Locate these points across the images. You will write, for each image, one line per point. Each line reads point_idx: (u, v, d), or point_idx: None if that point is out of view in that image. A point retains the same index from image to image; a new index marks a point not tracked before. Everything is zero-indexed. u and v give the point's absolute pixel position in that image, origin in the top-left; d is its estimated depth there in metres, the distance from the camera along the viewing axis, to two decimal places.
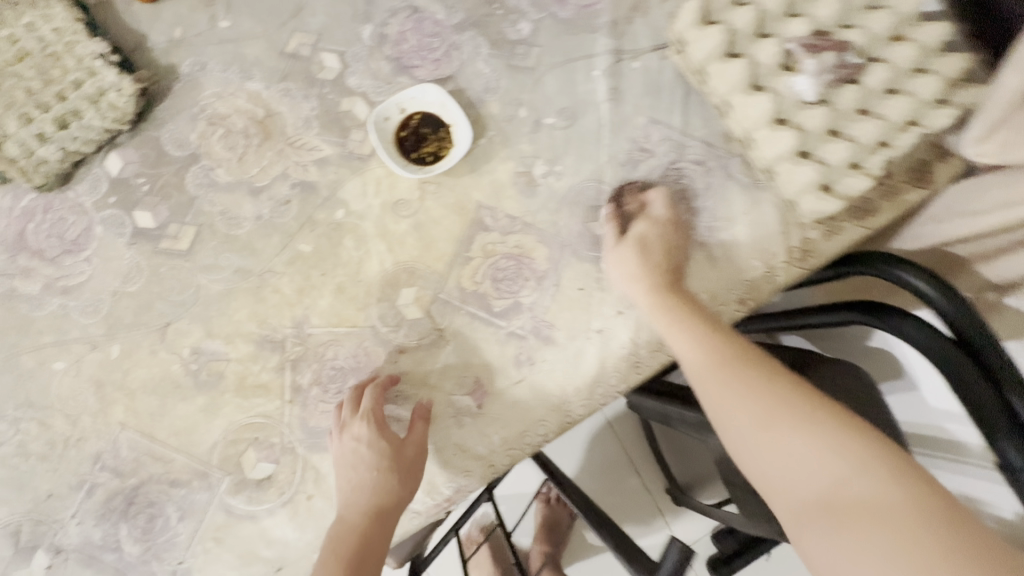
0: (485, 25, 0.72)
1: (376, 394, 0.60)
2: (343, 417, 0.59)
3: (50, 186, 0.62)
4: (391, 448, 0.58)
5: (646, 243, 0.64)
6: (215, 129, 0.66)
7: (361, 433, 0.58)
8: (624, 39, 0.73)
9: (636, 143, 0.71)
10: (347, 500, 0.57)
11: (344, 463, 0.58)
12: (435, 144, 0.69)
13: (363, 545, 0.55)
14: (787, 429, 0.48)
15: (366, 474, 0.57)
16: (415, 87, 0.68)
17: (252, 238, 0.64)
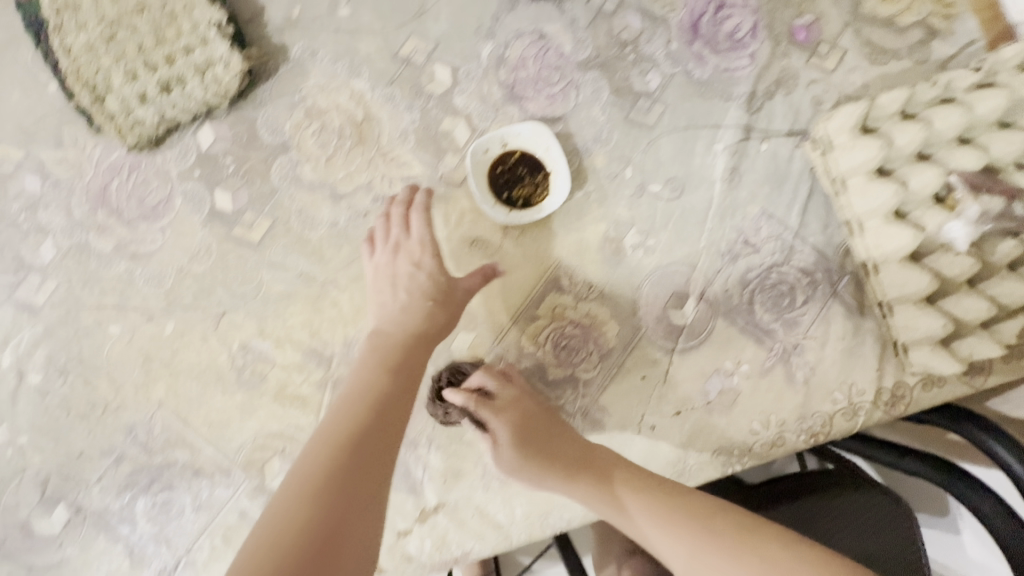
0: (612, 68, 0.66)
1: (429, 226, 0.59)
2: (395, 234, 0.59)
3: (142, 147, 0.61)
4: (443, 283, 0.58)
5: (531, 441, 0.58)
6: (311, 123, 0.63)
7: (421, 260, 0.58)
8: (757, 116, 0.66)
9: (742, 234, 0.65)
10: (387, 313, 0.57)
11: (386, 282, 0.58)
12: (529, 188, 0.64)
13: (406, 359, 0.54)
14: (718, 560, 0.49)
15: (411, 297, 0.57)
16: (524, 125, 0.64)
17: (322, 245, 0.62)
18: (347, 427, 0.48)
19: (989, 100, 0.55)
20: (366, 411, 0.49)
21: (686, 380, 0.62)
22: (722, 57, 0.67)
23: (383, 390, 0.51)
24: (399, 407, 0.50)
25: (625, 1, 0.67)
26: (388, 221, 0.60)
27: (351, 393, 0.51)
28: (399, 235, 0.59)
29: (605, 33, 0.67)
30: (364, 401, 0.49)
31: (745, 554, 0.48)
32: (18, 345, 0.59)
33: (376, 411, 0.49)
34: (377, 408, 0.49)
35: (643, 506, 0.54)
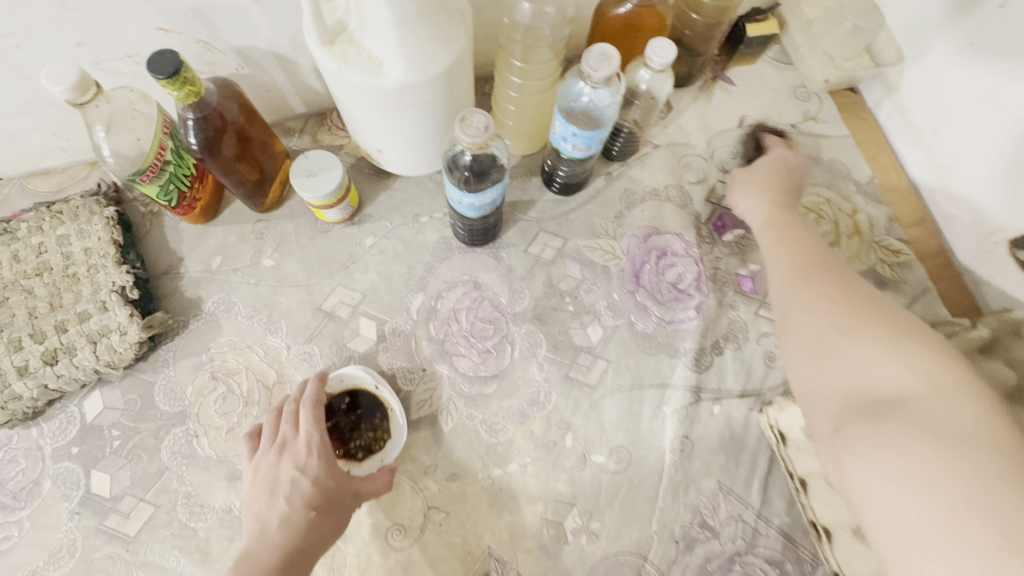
0: (550, 320, 0.62)
1: (320, 422, 0.51)
2: (283, 432, 0.51)
3: (14, 422, 0.54)
4: (333, 488, 0.48)
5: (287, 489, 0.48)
6: (216, 386, 0.57)
7: (306, 462, 0.49)
8: (706, 374, 0.61)
9: (699, 514, 0.57)
10: (265, 535, 0.46)
11: (268, 486, 0.48)
12: (368, 435, 0.56)
13: None
14: (866, 328, 0.43)
15: (293, 508, 0.47)
16: (347, 366, 0.58)
17: (209, 539, 0.53)
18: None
19: None
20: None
21: None
22: (667, 307, 0.64)
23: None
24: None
25: (564, 249, 0.65)
26: (276, 420, 0.53)
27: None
28: (288, 432, 0.51)
29: (543, 282, 0.64)
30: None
31: (904, 339, 0.41)
32: None
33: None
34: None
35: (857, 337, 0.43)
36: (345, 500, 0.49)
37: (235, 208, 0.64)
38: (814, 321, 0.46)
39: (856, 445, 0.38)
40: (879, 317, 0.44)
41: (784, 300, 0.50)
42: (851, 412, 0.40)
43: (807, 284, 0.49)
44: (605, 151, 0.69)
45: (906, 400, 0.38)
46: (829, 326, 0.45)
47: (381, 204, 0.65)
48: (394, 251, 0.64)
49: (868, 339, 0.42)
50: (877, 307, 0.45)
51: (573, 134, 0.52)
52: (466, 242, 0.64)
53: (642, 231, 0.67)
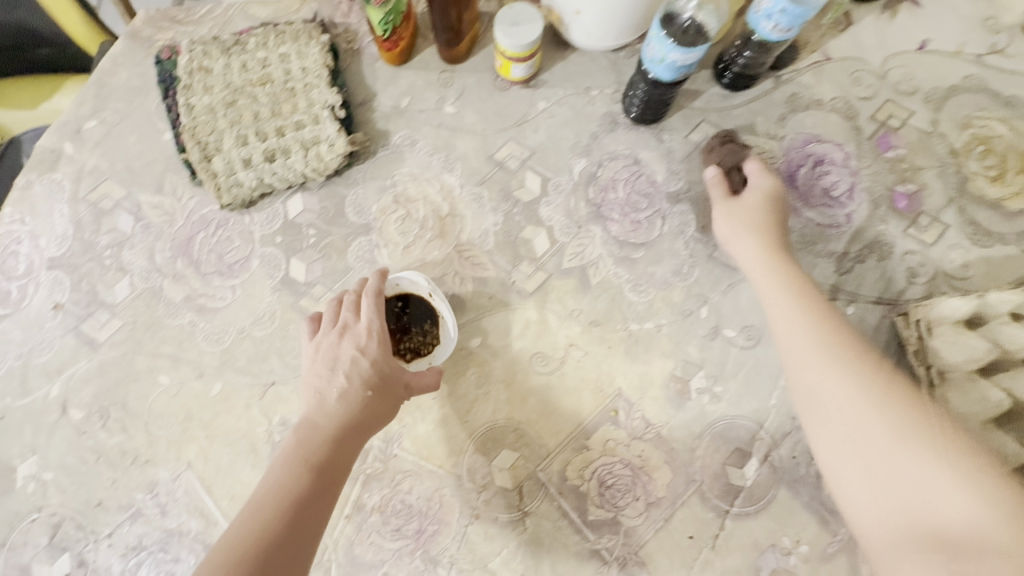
0: (701, 204, 0.66)
1: (380, 313, 0.56)
2: (344, 317, 0.56)
3: (234, 206, 0.63)
4: (389, 372, 0.53)
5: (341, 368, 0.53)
6: (397, 208, 0.64)
7: (365, 345, 0.54)
8: (845, 277, 0.64)
9: None
10: (324, 403, 0.51)
11: (328, 363, 0.54)
12: (417, 339, 0.60)
13: (332, 458, 0.49)
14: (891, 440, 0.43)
15: (351, 384, 0.52)
16: (403, 271, 0.61)
17: None
18: (256, 530, 0.44)
19: None
20: (277, 517, 0.45)
21: (737, 549, 0.57)
22: (816, 211, 0.66)
23: (302, 494, 0.47)
24: (316, 510, 0.47)
25: (723, 141, 0.67)
26: (337, 306, 0.57)
27: (270, 493, 0.46)
28: (349, 318, 0.56)
29: (699, 169, 0.67)
30: (277, 507, 0.45)
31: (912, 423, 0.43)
32: (68, 378, 0.59)
33: (289, 527, 0.45)
34: (287, 520, 0.45)
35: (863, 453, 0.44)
36: (393, 386, 0.53)
37: (424, 57, 0.69)
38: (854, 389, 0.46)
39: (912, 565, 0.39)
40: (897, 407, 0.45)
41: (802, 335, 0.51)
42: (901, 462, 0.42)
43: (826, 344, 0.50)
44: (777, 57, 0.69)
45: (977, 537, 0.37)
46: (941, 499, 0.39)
47: (556, 74, 0.69)
48: (564, 118, 0.68)
49: (888, 426, 0.44)
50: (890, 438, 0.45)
51: (781, 9, 0.53)
52: (632, 119, 0.67)
53: (802, 136, 0.68)
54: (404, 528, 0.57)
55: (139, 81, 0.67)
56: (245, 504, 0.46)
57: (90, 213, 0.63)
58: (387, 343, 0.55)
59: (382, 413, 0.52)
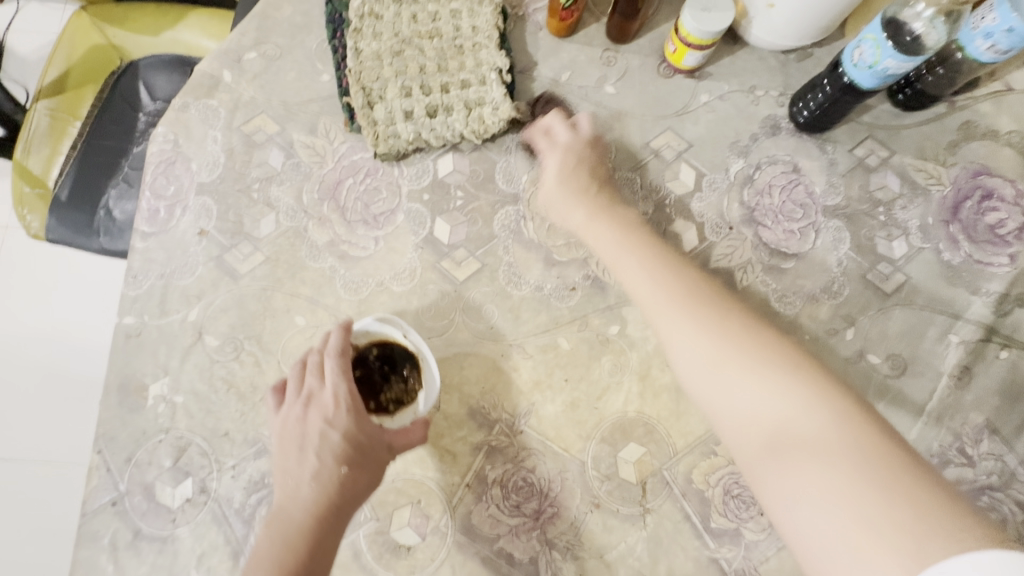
0: (857, 223, 0.63)
1: (346, 376, 0.51)
2: (308, 385, 0.51)
3: (387, 157, 0.62)
4: (366, 439, 0.49)
5: (307, 445, 0.49)
6: (546, 182, 0.63)
7: (334, 416, 0.49)
8: (1002, 319, 0.61)
9: (959, 439, 0.58)
10: (296, 493, 0.47)
11: (295, 443, 0.50)
12: (398, 389, 0.55)
13: (308, 556, 0.45)
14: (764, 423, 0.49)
15: (323, 463, 0.48)
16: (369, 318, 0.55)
17: (521, 305, 0.60)
18: None
19: None
20: None
21: None
22: (979, 247, 0.63)
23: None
24: None
25: (889, 161, 0.65)
26: (301, 371, 0.53)
27: None
28: (313, 385, 0.51)
29: (860, 187, 0.64)
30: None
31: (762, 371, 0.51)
32: (206, 305, 0.59)
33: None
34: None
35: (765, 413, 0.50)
36: (369, 459, 0.49)
37: (589, 33, 0.67)
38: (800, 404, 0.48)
39: (801, 472, 0.45)
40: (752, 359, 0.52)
41: (603, 252, 0.60)
42: (768, 455, 0.47)
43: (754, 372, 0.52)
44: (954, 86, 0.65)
45: (797, 427, 0.47)
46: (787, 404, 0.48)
47: (722, 68, 0.67)
48: (725, 114, 0.66)
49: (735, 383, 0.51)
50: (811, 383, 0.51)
51: (1008, 29, 0.51)
52: (796, 125, 0.65)
53: (973, 167, 0.65)
54: (523, 506, 0.56)
55: (305, 20, 0.67)
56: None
57: (243, 143, 0.63)
58: (360, 408, 0.50)
59: (361, 492, 0.49)
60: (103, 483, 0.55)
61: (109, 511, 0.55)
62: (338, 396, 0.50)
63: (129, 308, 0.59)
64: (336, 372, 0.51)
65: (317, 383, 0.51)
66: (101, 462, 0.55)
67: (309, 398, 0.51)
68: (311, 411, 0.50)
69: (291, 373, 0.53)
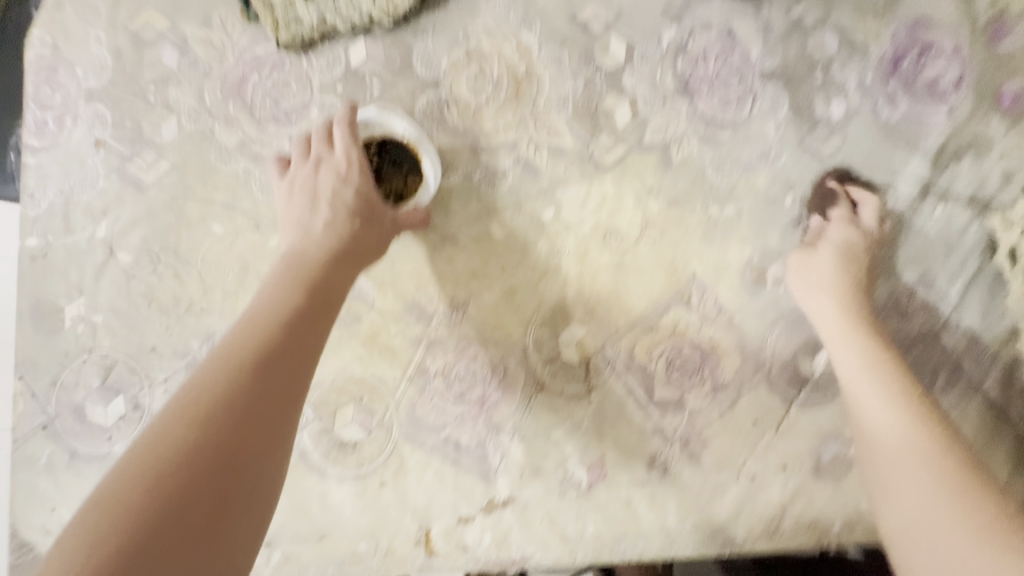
0: (795, 87, 0.61)
1: (357, 144, 0.51)
2: (317, 151, 0.51)
3: (291, 47, 0.57)
4: (374, 200, 0.50)
5: (323, 192, 0.49)
6: (469, 65, 0.59)
7: (347, 174, 0.50)
8: (938, 174, 0.60)
9: (894, 295, 0.59)
10: (310, 232, 0.47)
11: (307, 196, 0.50)
12: (397, 183, 0.55)
13: (325, 277, 0.44)
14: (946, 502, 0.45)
15: (336, 211, 0.48)
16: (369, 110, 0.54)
17: (451, 196, 0.58)
18: (253, 335, 0.38)
19: None
20: (277, 323, 0.39)
21: (800, 436, 0.57)
22: (917, 103, 0.61)
23: (299, 308, 0.41)
24: (313, 329, 0.41)
25: (827, 18, 0.62)
26: (306, 140, 0.53)
27: (264, 304, 0.41)
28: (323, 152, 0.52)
29: (797, 49, 0.61)
30: (274, 318, 0.39)
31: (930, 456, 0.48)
32: (115, 220, 0.55)
33: (281, 349, 0.38)
34: (282, 337, 0.39)
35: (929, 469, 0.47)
36: (381, 214, 0.50)
37: None
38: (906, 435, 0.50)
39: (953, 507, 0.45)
40: (902, 402, 0.51)
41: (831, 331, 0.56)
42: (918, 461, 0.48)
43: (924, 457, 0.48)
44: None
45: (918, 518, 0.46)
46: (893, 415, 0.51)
47: None
48: None
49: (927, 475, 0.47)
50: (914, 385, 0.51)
51: None
52: None
53: (914, 18, 0.62)
54: (467, 394, 0.55)
55: None
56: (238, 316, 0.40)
57: (130, 42, 0.57)
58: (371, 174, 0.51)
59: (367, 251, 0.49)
60: (31, 409, 0.53)
61: (41, 436, 0.53)
62: (349, 157, 0.51)
63: (30, 229, 0.55)
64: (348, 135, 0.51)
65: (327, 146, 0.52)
66: (25, 388, 0.53)
67: (320, 159, 0.51)
68: (324, 167, 0.51)
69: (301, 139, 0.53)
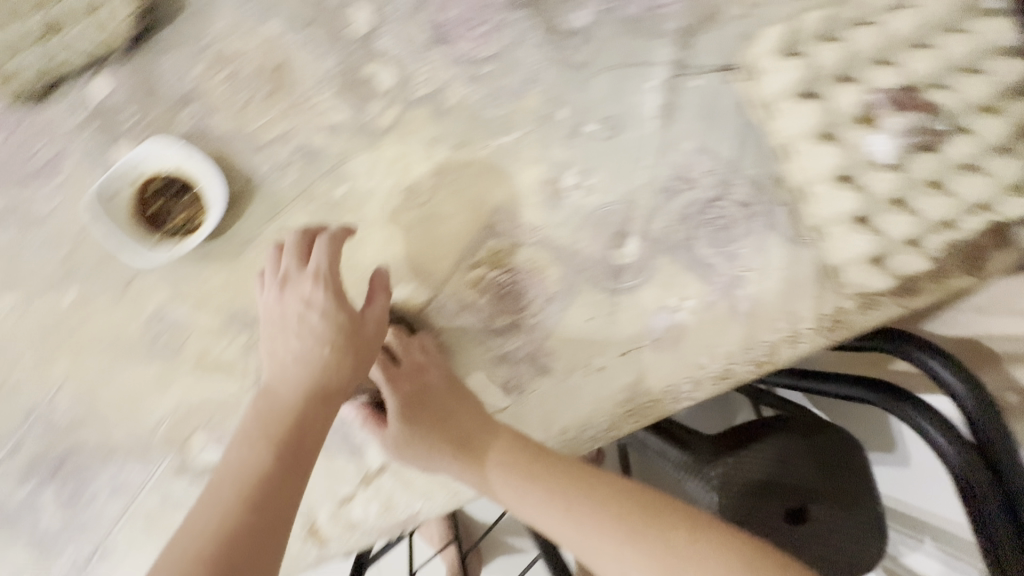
0: (541, 6, 0.64)
1: (330, 259, 0.53)
2: (285, 267, 0.53)
3: (25, 101, 0.55)
4: (343, 320, 0.52)
5: (296, 321, 0.52)
6: (217, 69, 0.58)
7: (310, 295, 0.52)
8: (689, 50, 0.65)
9: (680, 169, 0.64)
10: (284, 370, 0.51)
11: (278, 323, 0.53)
12: (185, 213, 0.56)
13: (299, 428, 0.48)
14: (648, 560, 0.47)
15: (307, 345, 0.51)
16: (146, 144, 0.55)
17: (240, 201, 0.58)
18: (224, 509, 0.43)
19: (900, 21, 0.57)
20: (242, 499, 0.43)
21: (632, 318, 0.61)
22: None
23: (270, 466, 0.46)
24: (282, 486, 0.45)
25: None
26: (276, 257, 0.54)
27: (232, 466, 0.46)
28: (292, 268, 0.54)
29: None
30: (242, 483, 0.44)
31: (648, 532, 0.49)
32: None
33: (247, 520, 0.42)
34: (252, 500, 0.43)
35: (594, 531, 0.50)
36: (353, 339, 0.52)
37: None
38: (598, 541, 0.49)
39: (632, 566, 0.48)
40: (575, 495, 0.52)
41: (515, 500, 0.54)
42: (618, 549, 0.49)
43: (593, 527, 0.50)
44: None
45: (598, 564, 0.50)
46: (501, 466, 0.54)
47: None
48: None
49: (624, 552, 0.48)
50: (568, 468, 0.54)
51: None
52: None
53: None
54: None
55: None
56: (213, 475, 0.46)
57: None
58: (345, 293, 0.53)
59: (347, 384, 0.51)
60: None
61: None
62: (322, 280, 0.52)
63: None
64: (321, 255, 0.53)
65: (299, 262, 0.53)
66: None
67: (285, 275, 0.53)
68: (290, 288, 0.52)
69: (270, 254, 0.55)
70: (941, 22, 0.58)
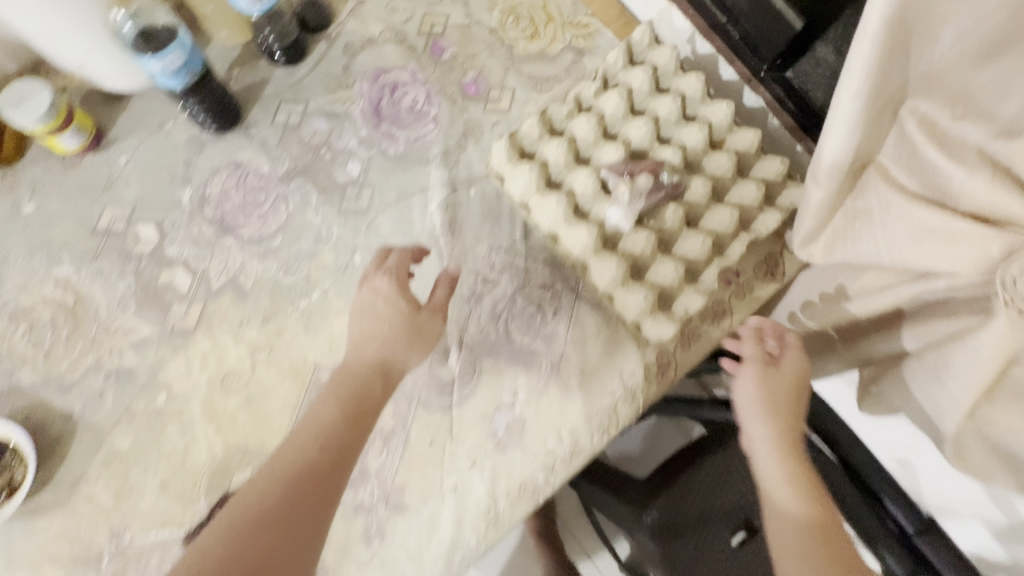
0: (312, 172, 0.70)
1: (396, 286, 0.56)
2: (392, 263, 0.58)
3: None
4: (401, 306, 0.55)
5: (367, 306, 0.55)
6: (18, 326, 0.62)
7: (377, 282, 0.56)
8: (457, 168, 0.71)
9: (479, 274, 0.68)
10: (359, 347, 0.54)
11: (360, 313, 0.56)
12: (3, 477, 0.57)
13: (363, 403, 0.50)
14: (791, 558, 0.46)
15: (390, 305, 0.55)
16: None
17: (62, 443, 0.59)
18: (302, 449, 0.46)
19: (610, 101, 0.65)
20: (315, 445, 0.46)
21: (471, 428, 0.64)
22: (410, 128, 0.72)
23: (336, 427, 0.48)
24: (334, 481, 0.46)
25: (307, 110, 0.72)
26: (382, 254, 0.59)
27: (304, 423, 0.49)
28: (372, 268, 0.58)
29: (297, 144, 0.71)
30: (303, 434, 0.47)
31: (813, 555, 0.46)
32: None
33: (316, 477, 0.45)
34: (336, 457, 0.47)
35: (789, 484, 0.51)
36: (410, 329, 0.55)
37: None
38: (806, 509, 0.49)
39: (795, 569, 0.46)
40: (809, 484, 0.51)
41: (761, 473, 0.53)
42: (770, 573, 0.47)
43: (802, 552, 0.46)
44: (303, 23, 0.74)
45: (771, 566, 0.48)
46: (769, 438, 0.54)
47: (122, 125, 0.69)
48: (149, 161, 0.68)
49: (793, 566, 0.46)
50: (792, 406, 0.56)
51: None
52: (216, 131, 0.70)
53: (371, 74, 0.74)
54: None
55: None
56: (298, 422, 0.49)
57: None
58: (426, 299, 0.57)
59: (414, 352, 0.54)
60: None
61: None
62: (398, 299, 0.55)
63: None
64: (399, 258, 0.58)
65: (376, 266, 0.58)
66: None
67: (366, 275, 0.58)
68: (375, 277, 0.57)
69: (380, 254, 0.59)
70: (645, 93, 0.66)
